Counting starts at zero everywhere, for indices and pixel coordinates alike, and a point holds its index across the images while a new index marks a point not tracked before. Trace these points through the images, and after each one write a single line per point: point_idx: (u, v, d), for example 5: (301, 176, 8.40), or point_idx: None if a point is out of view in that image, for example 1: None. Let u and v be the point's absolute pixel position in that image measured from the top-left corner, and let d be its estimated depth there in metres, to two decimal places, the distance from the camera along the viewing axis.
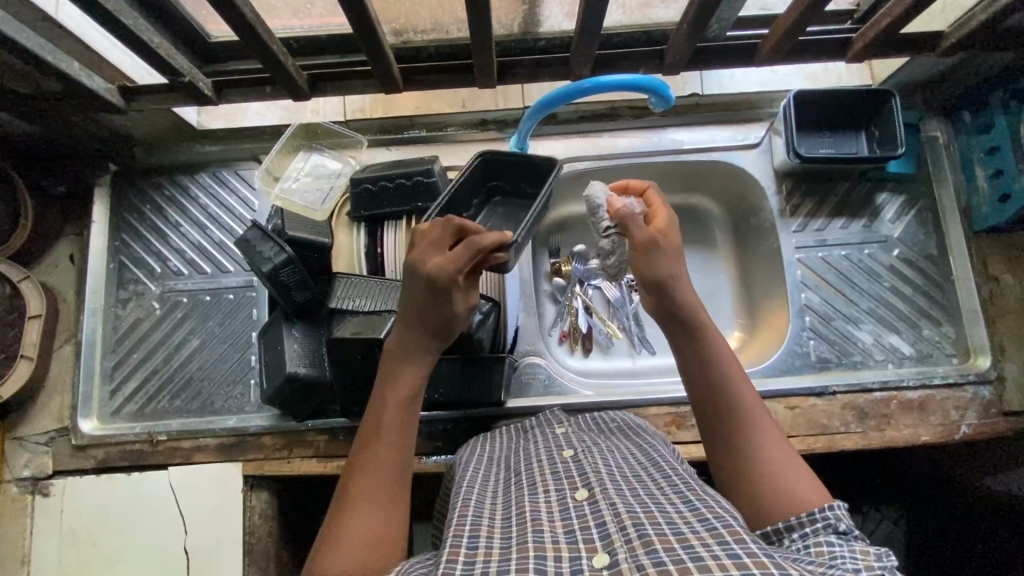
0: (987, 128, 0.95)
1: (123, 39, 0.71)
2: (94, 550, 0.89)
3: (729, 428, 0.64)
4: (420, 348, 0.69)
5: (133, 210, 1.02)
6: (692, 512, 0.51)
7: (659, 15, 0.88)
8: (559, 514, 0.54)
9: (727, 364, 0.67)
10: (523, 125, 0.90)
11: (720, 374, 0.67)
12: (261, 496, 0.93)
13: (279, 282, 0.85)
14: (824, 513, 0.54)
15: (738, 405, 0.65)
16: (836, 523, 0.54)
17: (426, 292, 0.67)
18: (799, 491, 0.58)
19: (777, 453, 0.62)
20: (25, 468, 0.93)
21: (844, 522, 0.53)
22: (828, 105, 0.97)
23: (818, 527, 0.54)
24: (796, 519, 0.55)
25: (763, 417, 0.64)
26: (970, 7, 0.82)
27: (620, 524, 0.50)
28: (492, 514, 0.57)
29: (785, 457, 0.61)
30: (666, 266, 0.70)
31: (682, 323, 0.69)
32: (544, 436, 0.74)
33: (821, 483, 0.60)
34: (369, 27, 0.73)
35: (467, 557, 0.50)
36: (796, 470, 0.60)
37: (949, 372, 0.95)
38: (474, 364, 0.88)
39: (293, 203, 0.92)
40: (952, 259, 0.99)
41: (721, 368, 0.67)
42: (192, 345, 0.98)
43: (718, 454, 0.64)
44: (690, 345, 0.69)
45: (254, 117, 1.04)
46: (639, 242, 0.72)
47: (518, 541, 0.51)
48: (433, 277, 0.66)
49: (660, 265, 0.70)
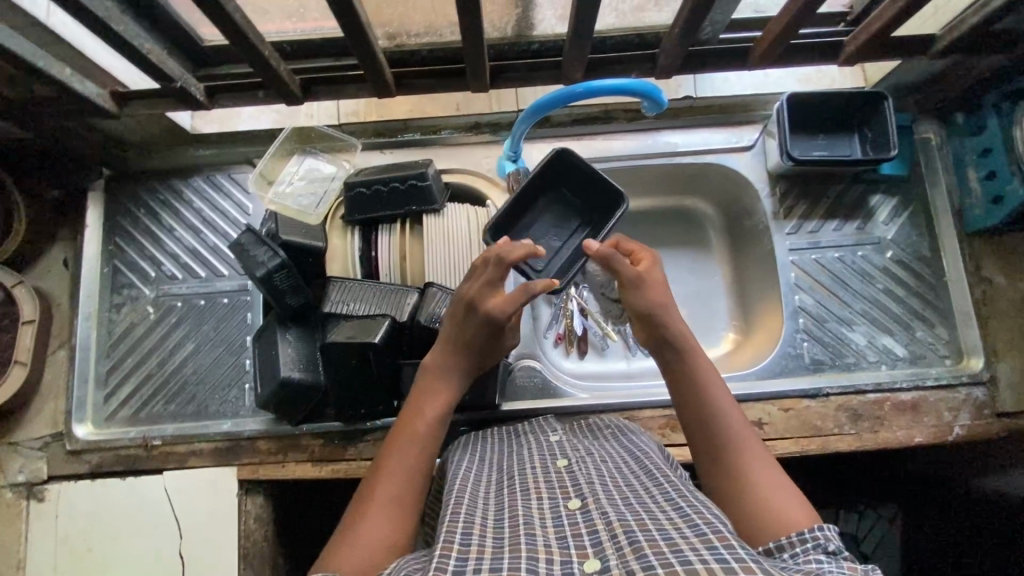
0: (980, 130, 0.96)
1: (115, 46, 0.71)
2: (89, 555, 0.89)
3: (711, 444, 0.66)
4: (458, 369, 0.75)
5: (128, 215, 1.02)
6: (682, 520, 0.51)
7: (655, 19, 0.88)
8: (551, 521, 0.55)
9: (716, 395, 0.69)
10: (517, 129, 0.91)
11: (707, 409, 0.68)
12: (255, 500, 0.93)
13: (272, 286, 0.85)
14: (813, 533, 0.53)
15: (720, 422, 0.67)
16: (824, 543, 0.53)
17: (482, 328, 0.75)
18: (784, 512, 0.58)
19: (760, 471, 0.62)
20: (19, 473, 0.93)
21: (832, 542, 0.53)
22: (820, 107, 0.97)
23: (809, 546, 0.53)
24: (784, 541, 0.54)
25: (746, 435, 0.66)
26: (962, 10, 0.82)
27: (611, 532, 0.51)
28: (484, 512, 0.58)
29: (765, 474, 0.62)
30: (650, 297, 0.76)
31: (671, 348, 0.74)
32: (538, 445, 0.73)
33: (808, 503, 0.59)
34: (361, 34, 0.74)
35: (460, 552, 0.50)
36: (779, 489, 0.60)
37: (942, 374, 0.95)
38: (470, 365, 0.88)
39: (285, 207, 0.92)
40: (945, 260, 0.99)
41: (707, 402, 0.69)
42: (187, 349, 0.98)
43: (706, 472, 0.66)
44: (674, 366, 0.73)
45: (248, 121, 1.05)
46: (628, 277, 0.78)
47: (510, 542, 0.52)
48: (495, 317, 0.74)
49: (646, 296, 0.77)
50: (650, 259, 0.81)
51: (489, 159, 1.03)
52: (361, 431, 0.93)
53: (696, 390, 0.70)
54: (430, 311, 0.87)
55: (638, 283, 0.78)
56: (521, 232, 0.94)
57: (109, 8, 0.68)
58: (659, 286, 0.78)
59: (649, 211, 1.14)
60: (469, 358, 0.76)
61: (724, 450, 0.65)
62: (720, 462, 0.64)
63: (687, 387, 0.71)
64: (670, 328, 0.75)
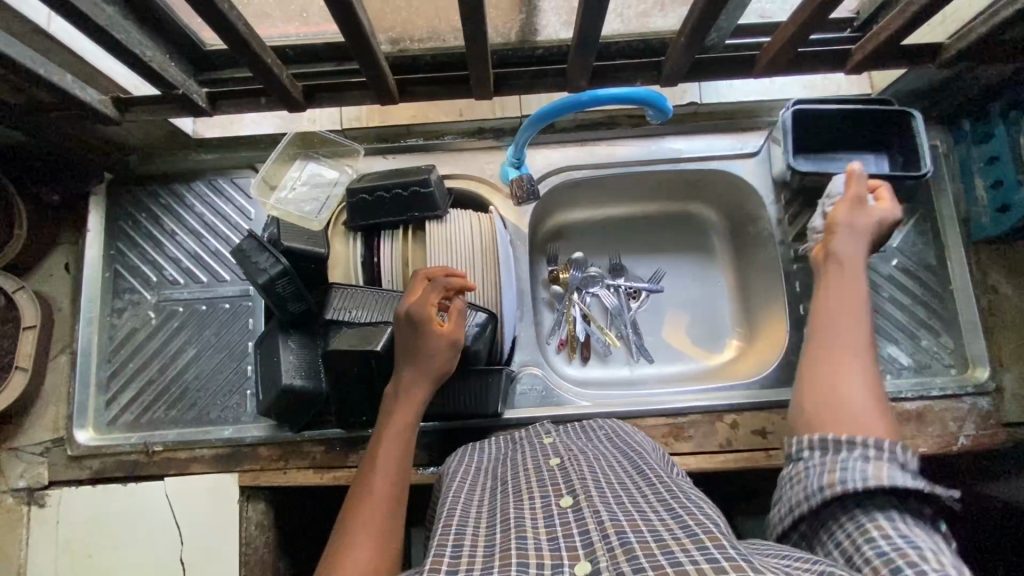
0: (987, 138, 0.95)
1: (115, 53, 0.71)
2: (90, 561, 0.89)
3: (832, 336, 0.69)
4: (417, 381, 0.78)
5: (129, 219, 1.01)
6: (674, 520, 0.52)
7: (657, 23, 0.86)
8: (542, 521, 0.55)
9: (853, 304, 0.71)
10: (520, 136, 0.91)
11: (841, 313, 0.70)
12: (257, 506, 0.93)
13: (274, 294, 0.85)
14: (893, 445, 0.59)
15: (847, 324, 0.69)
16: (897, 456, 0.58)
17: (411, 328, 0.78)
18: (862, 418, 0.62)
19: (857, 378, 0.65)
20: (20, 478, 0.93)
21: (905, 458, 0.58)
22: (836, 121, 0.97)
23: (878, 452, 0.58)
24: (863, 439, 0.59)
25: (863, 343, 0.68)
26: (970, 19, 0.82)
27: (603, 532, 0.51)
28: (476, 521, 0.57)
29: (860, 383, 0.65)
30: (862, 223, 0.77)
31: (836, 262, 0.75)
32: (531, 446, 0.73)
33: (890, 422, 0.62)
34: (364, 42, 0.73)
35: (451, 566, 0.50)
36: (871, 401, 0.63)
37: (947, 384, 0.95)
38: (471, 372, 0.88)
39: (289, 213, 0.91)
40: (951, 267, 0.99)
41: (842, 308, 0.71)
42: (189, 354, 0.98)
43: (811, 356, 0.69)
44: (829, 276, 0.75)
45: (251, 125, 1.03)
46: (851, 193, 0.78)
47: (502, 548, 0.51)
48: (416, 313, 0.78)
49: (853, 217, 0.77)
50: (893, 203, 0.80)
51: (493, 165, 1.03)
52: (363, 438, 0.93)
53: (834, 298, 0.72)
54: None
55: (855, 204, 0.78)
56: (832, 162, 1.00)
57: (110, 17, 0.68)
58: (860, 217, 0.77)
59: (653, 216, 1.13)
60: (426, 367, 0.78)
61: (842, 344, 0.68)
62: (823, 359, 0.68)
63: (828, 291, 0.73)
64: (845, 249, 0.75)
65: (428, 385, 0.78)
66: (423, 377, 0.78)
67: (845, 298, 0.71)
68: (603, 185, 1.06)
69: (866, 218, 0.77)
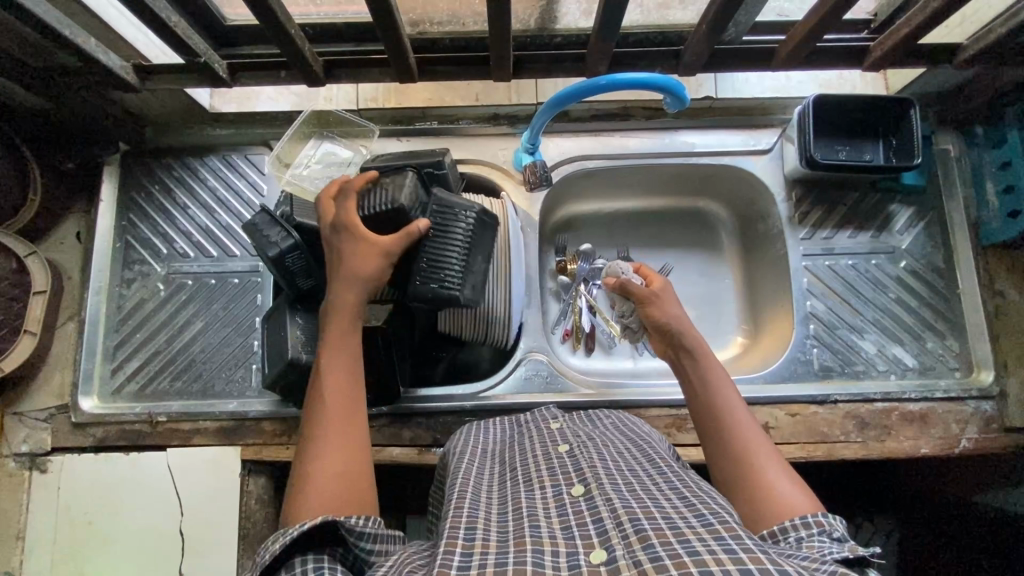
0: (1000, 144, 0.95)
1: (143, 18, 0.71)
2: (89, 528, 0.89)
3: (716, 422, 0.69)
4: (343, 289, 0.71)
5: (142, 190, 1.02)
6: (688, 508, 0.52)
7: (677, 16, 0.88)
8: (555, 511, 0.55)
9: (722, 387, 0.72)
10: (535, 120, 0.91)
11: (721, 391, 0.71)
12: (258, 481, 0.92)
13: (284, 267, 0.85)
14: (820, 517, 0.55)
15: (727, 411, 0.69)
16: (829, 528, 0.55)
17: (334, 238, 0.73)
18: (787, 500, 0.59)
19: (766, 460, 0.63)
20: (24, 443, 0.93)
21: (837, 529, 0.55)
22: (850, 111, 0.96)
23: (813, 530, 0.55)
24: (792, 520, 0.56)
25: (754, 427, 0.67)
26: (991, 20, 0.82)
27: (617, 520, 0.50)
28: (487, 507, 0.58)
29: (772, 468, 0.63)
30: (665, 310, 0.82)
31: (687, 353, 0.77)
32: (539, 431, 0.73)
33: (812, 496, 0.60)
34: (387, 16, 0.73)
35: (464, 548, 0.50)
36: (785, 484, 0.61)
37: (951, 386, 0.95)
38: (435, 223, 0.76)
39: (303, 188, 0.91)
40: (958, 271, 0.99)
41: (719, 390, 0.71)
42: (196, 326, 0.98)
43: (712, 452, 0.68)
44: (688, 370, 0.76)
45: (266, 101, 1.05)
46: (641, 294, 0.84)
47: (515, 535, 0.51)
48: (341, 219, 0.73)
49: (664, 309, 0.82)
50: (660, 280, 0.89)
51: (506, 151, 1.03)
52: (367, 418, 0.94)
53: (703, 387, 0.73)
54: (375, 199, 0.75)
55: (653, 296, 0.84)
56: (829, 147, 0.98)
57: None
58: (671, 301, 0.84)
59: (662, 211, 1.14)
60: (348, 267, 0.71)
61: (742, 434, 0.66)
62: (723, 447, 0.66)
63: (696, 378, 0.74)
64: (684, 336, 0.78)
65: (358, 293, 0.71)
66: (350, 288, 0.71)
67: (713, 383, 0.73)
68: (614, 176, 1.07)
69: (659, 310, 0.83)
